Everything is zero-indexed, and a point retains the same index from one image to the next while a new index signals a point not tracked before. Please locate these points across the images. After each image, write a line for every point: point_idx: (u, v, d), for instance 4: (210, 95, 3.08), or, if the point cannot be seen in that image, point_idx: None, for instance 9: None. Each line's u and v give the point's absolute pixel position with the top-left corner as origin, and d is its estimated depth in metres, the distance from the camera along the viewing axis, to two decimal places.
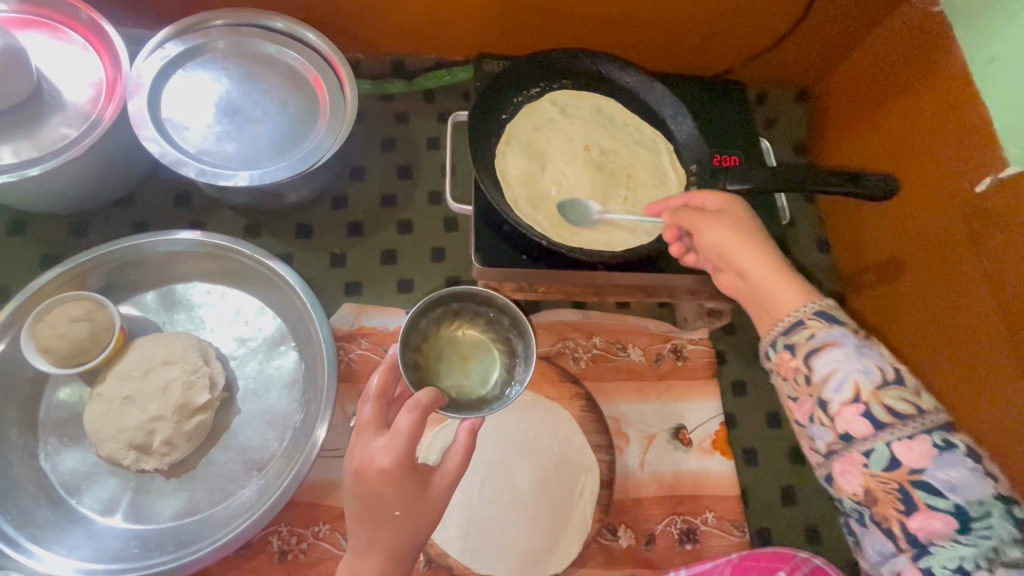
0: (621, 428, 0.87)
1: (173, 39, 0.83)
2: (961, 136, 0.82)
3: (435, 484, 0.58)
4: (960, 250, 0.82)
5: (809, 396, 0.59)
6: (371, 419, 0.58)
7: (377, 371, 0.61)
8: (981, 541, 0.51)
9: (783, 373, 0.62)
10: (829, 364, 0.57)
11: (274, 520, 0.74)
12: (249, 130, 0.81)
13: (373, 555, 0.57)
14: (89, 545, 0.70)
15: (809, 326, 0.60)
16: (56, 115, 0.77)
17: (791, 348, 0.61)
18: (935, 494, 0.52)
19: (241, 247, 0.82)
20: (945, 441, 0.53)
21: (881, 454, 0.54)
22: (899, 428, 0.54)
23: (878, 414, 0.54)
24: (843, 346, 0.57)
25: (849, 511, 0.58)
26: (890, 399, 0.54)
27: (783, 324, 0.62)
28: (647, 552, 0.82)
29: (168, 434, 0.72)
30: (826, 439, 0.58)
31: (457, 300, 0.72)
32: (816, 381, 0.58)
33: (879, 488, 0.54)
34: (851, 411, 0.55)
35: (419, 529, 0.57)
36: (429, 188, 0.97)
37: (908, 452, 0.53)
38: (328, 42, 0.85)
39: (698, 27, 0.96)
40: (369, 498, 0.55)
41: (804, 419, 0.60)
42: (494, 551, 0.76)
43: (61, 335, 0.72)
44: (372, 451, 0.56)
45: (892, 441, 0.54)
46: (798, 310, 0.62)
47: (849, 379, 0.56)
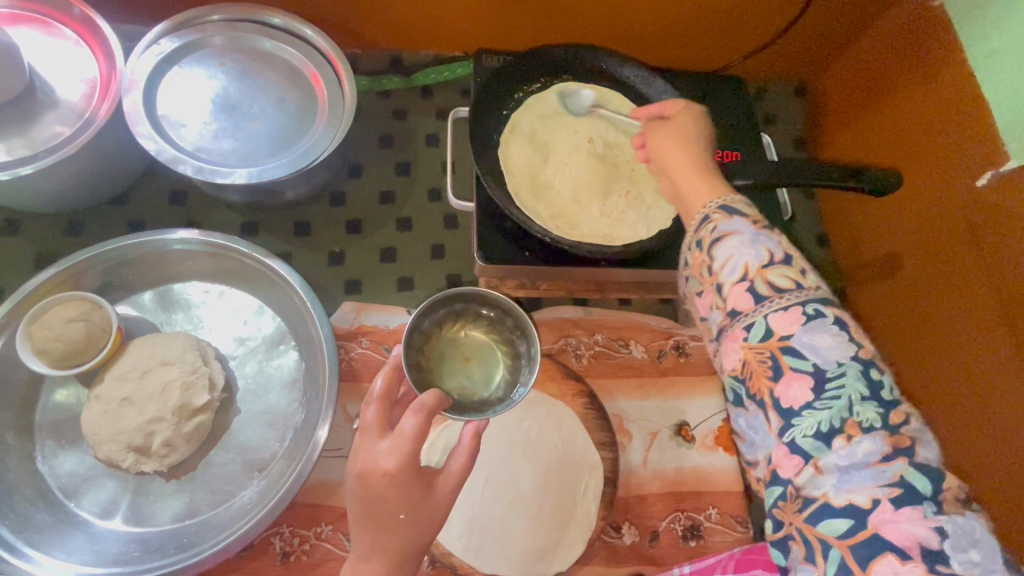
0: (624, 425, 0.87)
1: (168, 35, 0.81)
2: (962, 132, 0.82)
3: (440, 486, 0.58)
4: (959, 247, 0.82)
5: (711, 286, 0.54)
6: (375, 422, 0.58)
7: (380, 372, 0.61)
8: (833, 402, 0.46)
9: (690, 269, 0.57)
10: (726, 253, 0.52)
11: (276, 521, 0.73)
12: (246, 127, 0.80)
13: (377, 559, 0.56)
14: (88, 549, 0.69)
15: (713, 219, 0.55)
16: (49, 112, 0.76)
17: (699, 245, 0.55)
18: (799, 357, 0.47)
19: (239, 246, 0.81)
20: (816, 311, 0.48)
21: (759, 327, 0.49)
22: (776, 301, 0.49)
23: (762, 290, 0.50)
24: (739, 234, 0.53)
25: (726, 391, 0.53)
26: (775, 276, 0.50)
27: (694, 220, 0.57)
28: (651, 550, 0.82)
29: (167, 435, 0.71)
30: (717, 320, 0.53)
31: (459, 301, 0.71)
32: (714, 268, 0.53)
33: (754, 359, 0.49)
34: (739, 290, 0.51)
35: (423, 533, 0.56)
36: (428, 185, 0.96)
37: (783, 320, 0.49)
38: (326, 38, 0.84)
39: (699, 21, 0.95)
40: (375, 500, 0.55)
41: (704, 311, 0.55)
42: (497, 549, 0.76)
43: (57, 336, 0.71)
44: (376, 454, 0.55)
45: (769, 314, 0.49)
46: (705, 206, 0.57)
47: (741, 263, 0.52)
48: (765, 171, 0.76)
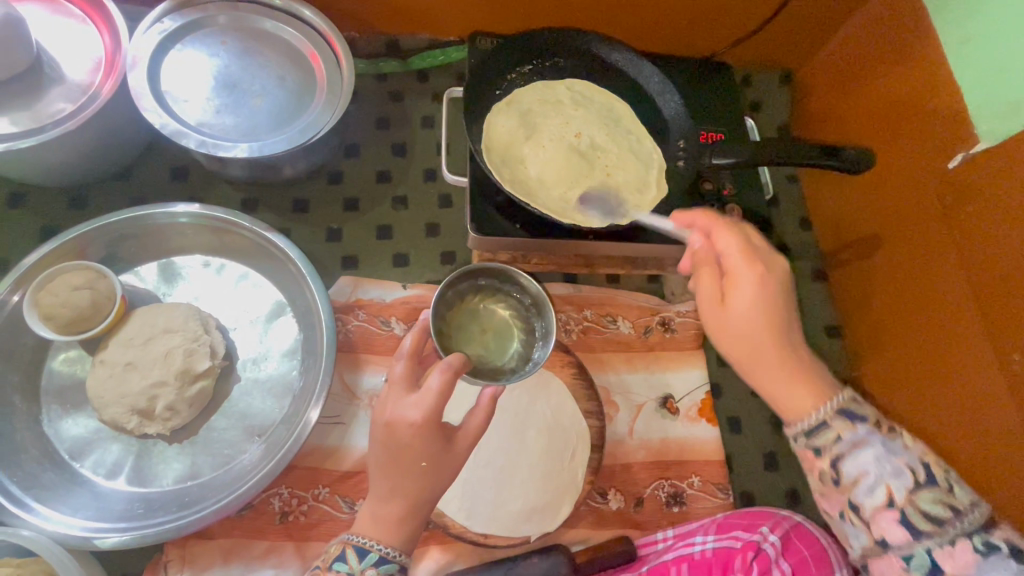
0: (611, 397, 0.90)
1: (170, 13, 0.84)
2: (934, 116, 0.86)
3: (458, 443, 0.62)
4: (930, 225, 0.86)
5: (843, 494, 0.59)
6: (403, 376, 0.62)
7: (409, 331, 0.64)
8: None
9: (806, 471, 0.61)
10: (858, 467, 0.58)
11: (275, 482, 0.76)
12: (247, 104, 0.83)
13: (395, 502, 0.61)
14: (93, 506, 0.71)
15: (831, 426, 0.59)
16: (55, 87, 0.78)
17: (816, 449, 0.60)
18: None
19: (241, 220, 0.83)
20: (987, 544, 0.53)
21: (923, 560, 0.54)
22: (938, 536, 0.54)
23: (918, 523, 0.55)
24: (873, 447, 0.58)
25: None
26: (925, 504, 0.55)
27: (804, 426, 0.60)
28: (636, 514, 0.85)
29: (170, 399, 0.74)
30: (861, 540, 0.58)
31: (482, 276, 0.76)
32: (846, 483, 0.58)
33: None
34: (887, 519, 0.56)
35: (441, 481, 0.61)
36: (423, 166, 0.99)
37: (950, 562, 0.53)
38: (325, 19, 0.87)
39: (687, 9, 0.99)
40: (398, 449, 0.59)
41: (834, 514, 0.60)
42: (487, 511, 0.79)
43: (64, 302, 0.73)
44: (404, 407, 0.60)
45: (932, 549, 0.54)
46: (820, 410, 0.60)
47: (879, 484, 0.57)
48: (744, 150, 0.79)
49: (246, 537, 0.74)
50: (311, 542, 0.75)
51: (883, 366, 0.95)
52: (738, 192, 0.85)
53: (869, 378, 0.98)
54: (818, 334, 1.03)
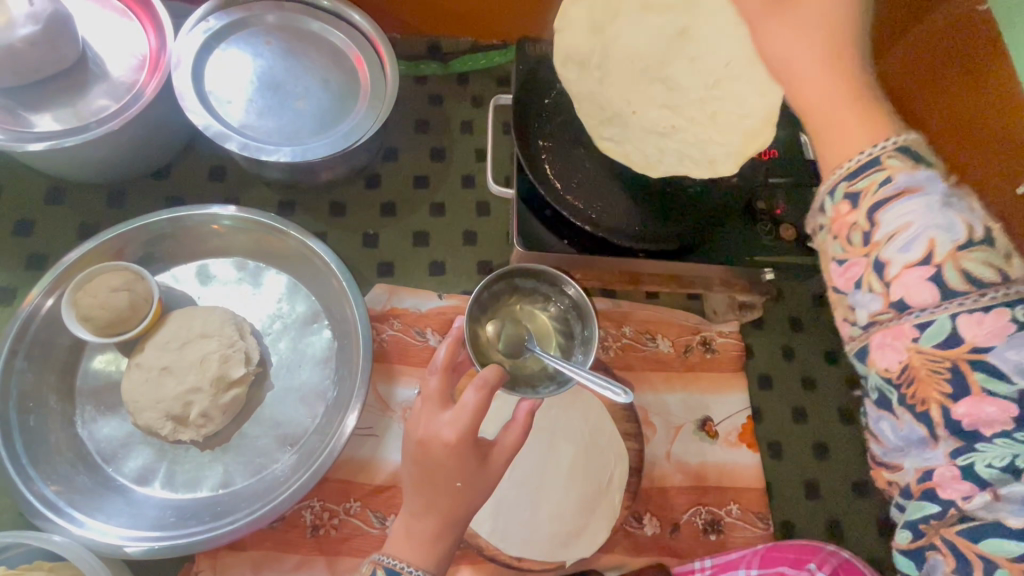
0: (649, 418, 0.88)
1: (216, 12, 0.82)
2: (984, 141, 0.78)
3: (494, 459, 0.61)
4: None
5: (865, 255, 0.46)
6: (437, 392, 0.62)
7: (444, 342, 0.64)
8: None
9: (831, 225, 0.49)
10: (902, 218, 0.44)
11: (307, 495, 0.74)
12: (291, 106, 0.81)
13: (430, 519, 0.59)
14: (126, 512, 0.70)
15: (884, 166, 0.46)
16: (99, 84, 0.77)
17: (853, 198, 0.47)
18: (994, 376, 0.41)
19: (280, 224, 0.82)
20: None
21: (939, 328, 0.42)
22: (973, 298, 0.41)
23: (951, 279, 0.41)
24: (925, 194, 0.43)
25: (872, 390, 0.48)
26: (975, 265, 0.41)
27: (848, 167, 0.48)
28: (672, 541, 0.83)
29: (204, 406, 0.73)
30: (872, 307, 0.46)
31: (518, 277, 0.76)
32: (877, 235, 0.45)
33: (923, 366, 0.43)
34: (915, 276, 0.43)
35: (477, 499, 0.60)
36: (462, 172, 0.97)
37: (975, 327, 0.41)
38: (370, 21, 0.85)
39: None
40: (433, 468, 0.59)
41: (851, 284, 0.47)
42: (522, 534, 0.76)
43: (102, 304, 0.72)
44: (439, 425, 0.60)
45: (958, 315, 0.42)
46: (870, 148, 0.47)
47: (922, 235, 0.43)
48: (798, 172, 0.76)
49: (277, 549, 0.73)
50: (342, 557, 0.74)
51: None
52: (794, 210, 0.82)
53: None
54: None
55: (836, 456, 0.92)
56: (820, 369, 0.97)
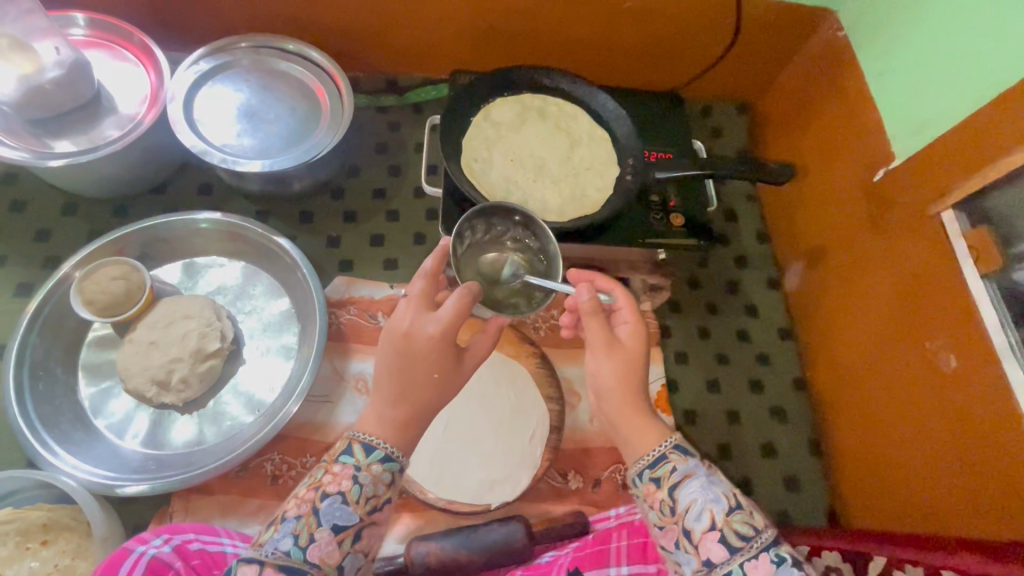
0: (573, 388, 1.00)
1: (206, 57, 1.01)
2: (860, 138, 0.98)
3: (466, 362, 0.71)
4: (861, 234, 0.96)
5: (674, 525, 0.61)
6: (422, 293, 0.70)
7: (431, 254, 0.72)
8: None
9: (647, 502, 0.64)
10: (689, 496, 0.61)
11: (268, 448, 0.87)
12: (263, 129, 0.99)
13: (399, 410, 0.66)
14: (114, 461, 0.83)
15: (670, 459, 0.64)
16: (109, 116, 0.95)
17: (656, 481, 0.64)
18: None
19: (250, 224, 0.98)
20: (780, 556, 0.57)
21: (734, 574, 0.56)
22: (746, 551, 0.57)
23: (730, 539, 0.58)
24: (698, 477, 0.62)
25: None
26: (738, 525, 0.58)
27: (649, 458, 0.66)
28: (593, 494, 0.93)
29: (185, 373, 0.87)
30: (692, 565, 0.59)
31: (494, 213, 0.81)
32: (679, 510, 0.61)
33: None
34: (710, 540, 0.58)
35: (449, 393, 0.69)
36: (414, 184, 1.14)
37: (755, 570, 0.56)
38: (330, 59, 1.03)
39: (647, 51, 1.14)
40: (416, 358, 0.67)
41: (671, 548, 0.61)
42: (454, 482, 0.87)
43: (103, 289, 0.88)
44: (424, 322, 0.68)
45: (743, 563, 0.57)
46: (660, 444, 0.66)
47: (705, 510, 0.60)
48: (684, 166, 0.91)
49: (242, 495, 0.85)
50: None
51: (834, 368, 1.01)
52: (683, 203, 0.96)
53: (818, 383, 1.05)
54: (774, 336, 1.10)
55: (745, 421, 1.03)
56: (733, 346, 1.09)
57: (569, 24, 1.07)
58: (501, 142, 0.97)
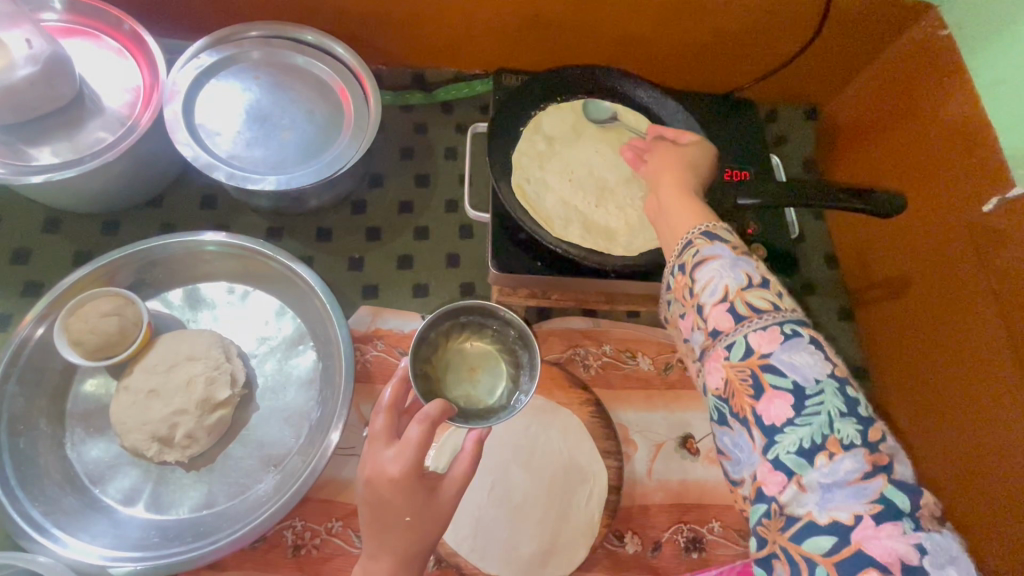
0: (629, 435, 0.88)
1: (208, 49, 0.87)
2: (968, 157, 0.83)
3: (443, 491, 0.61)
4: (965, 269, 0.82)
5: (692, 307, 0.58)
6: (383, 430, 0.61)
7: (389, 383, 0.64)
8: (814, 418, 0.49)
9: (673, 291, 0.61)
10: (708, 275, 0.57)
11: (288, 515, 0.76)
12: (277, 137, 0.85)
13: (384, 558, 0.58)
14: (111, 533, 0.72)
15: (695, 243, 0.60)
16: (95, 119, 0.81)
17: (681, 267, 0.60)
18: (778, 374, 0.51)
19: (264, 249, 0.85)
20: (794, 330, 0.52)
21: (739, 346, 0.53)
22: (755, 321, 0.53)
23: (741, 309, 0.54)
24: (721, 258, 0.57)
25: (713, 411, 0.56)
26: (754, 298, 0.54)
27: (676, 248, 0.62)
28: (653, 560, 0.82)
29: (190, 427, 0.74)
30: (701, 341, 0.57)
31: (464, 313, 0.74)
32: (696, 289, 0.58)
33: (736, 378, 0.53)
34: (720, 311, 0.55)
35: (429, 534, 0.59)
36: (446, 196, 1.00)
37: (759, 338, 0.52)
38: (354, 54, 0.89)
39: (711, 47, 0.99)
40: (381, 506, 0.58)
41: (687, 331, 0.59)
42: (501, 553, 0.78)
43: (93, 329, 0.75)
44: (384, 460, 0.59)
45: (750, 333, 0.53)
46: (689, 232, 0.61)
47: (721, 285, 0.56)
48: (766, 189, 0.79)
49: (257, 569, 0.74)
50: None
51: (925, 418, 0.88)
52: (762, 231, 0.88)
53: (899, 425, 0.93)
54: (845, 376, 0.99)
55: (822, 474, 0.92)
56: None
57: (626, 16, 0.92)
58: (554, 161, 0.86)
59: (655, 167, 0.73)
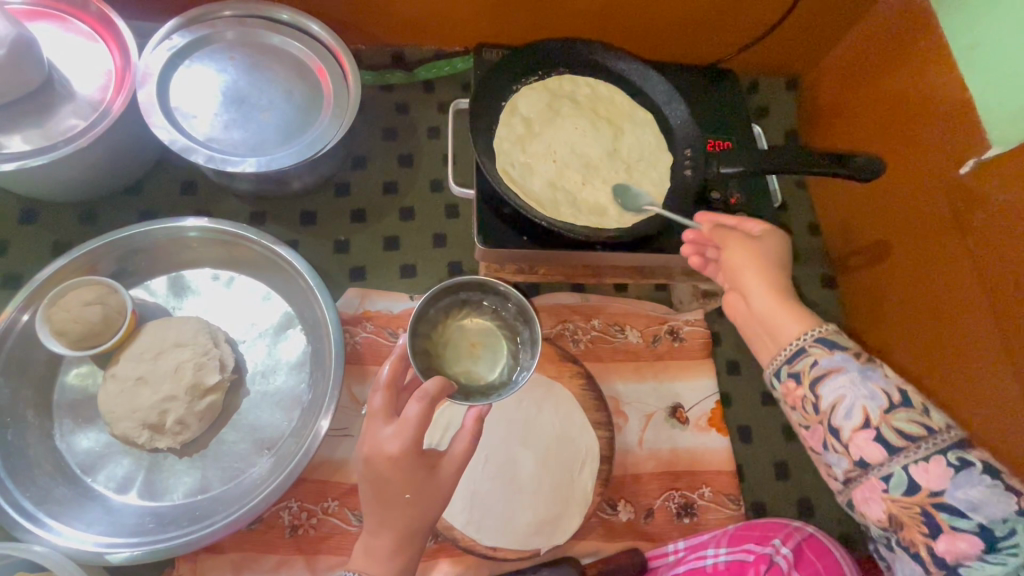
0: (620, 407, 0.89)
1: (180, 30, 0.85)
2: (944, 118, 0.84)
3: (443, 469, 0.61)
4: (940, 229, 0.84)
5: (818, 423, 0.59)
6: (381, 408, 0.61)
7: (387, 360, 0.64)
8: (1010, 558, 0.50)
9: (787, 400, 0.62)
10: (836, 392, 0.58)
11: (284, 496, 0.77)
12: (255, 118, 0.84)
13: (386, 534, 0.60)
14: (105, 521, 0.72)
15: (811, 353, 0.60)
16: (66, 105, 0.79)
17: (796, 377, 0.61)
18: (956, 514, 0.52)
19: (247, 232, 0.84)
20: (961, 460, 0.52)
21: (899, 479, 0.54)
22: (914, 451, 0.54)
23: (891, 438, 0.55)
24: (847, 372, 0.58)
25: (878, 536, 0.58)
26: (901, 423, 0.55)
27: (784, 354, 0.62)
28: (646, 526, 0.84)
29: (181, 413, 0.74)
30: (842, 466, 0.58)
31: (465, 290, 0.75)
32: (824, 407, 0.58)
33: (901, 513, 0.54)
34: (863, 438, 0.56)
35: (429, 510, 0.60)
36: (430, 176, 0.99)
37: (925, 475, 0.53)
38: (331, 32, 0.87)
39: (692, 18, 0.99)
40: (381, 482, 0.58)
41: (819, 447, 0.60)
42: (496, 525, 0.80)
43: (75, 318, 0.74)
44: (383, 438, 0.59)
45: (908, 466, 0.54)
46: (799, 339, 0.62)
47: (855, 406, 0.57)
48: (750, 157, 0.79)
49: (256, 550, 0.75)
50: (321, 555, 0.76)
51: (900, 373, 0.91)
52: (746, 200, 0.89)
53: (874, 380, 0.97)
54: None
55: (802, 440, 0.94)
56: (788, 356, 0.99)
57: None
58: (538, 138, 0.86)
59: (734, 262, 0.69)
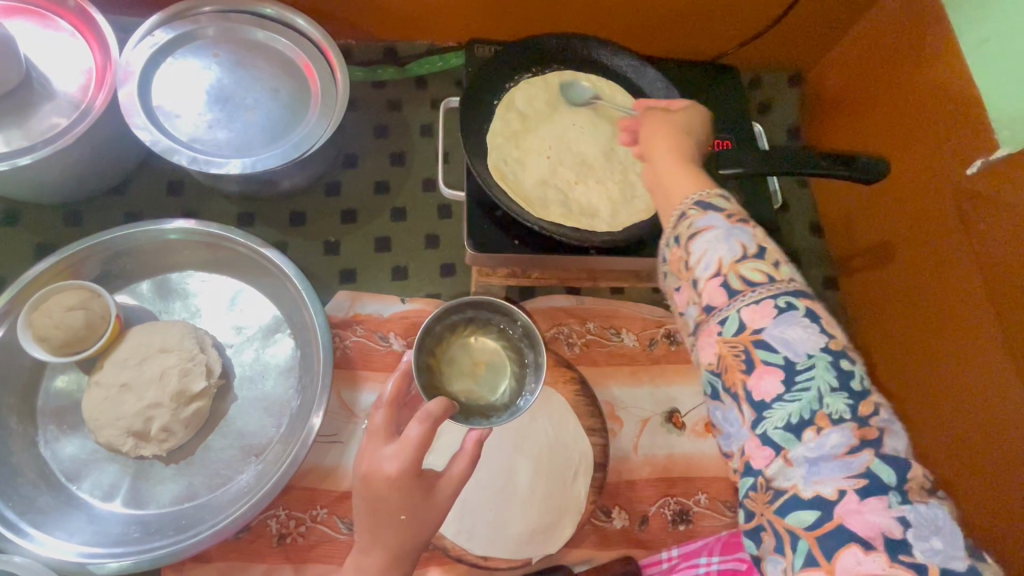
0: (615, 412, 0.88)
1: (162, 26, 0.82)
2: (952, 118, 0.81)
3: (440, 490, 0.59)
4: (946, 234, 0.81)
5: (686, 281, 0.53)
6: (382, 426, 0.61)
7: (391, 377, 0.64)
8: (806, 392, 0.45)
9: (668, 266, 0.55)
10: (703, 248, 0.51)
11: (271, 504, 0.75)
12: (240, 117, 0.81)
13: (377, 551, 0.58)
14: (89, 530, 0.71)
15: (689, 215, 0.54)
16: (46, 104, 0.77)
17: (677, 241, 0.54)
18: (772, 353, 0.47)
19: (233, 235, 0.82)
20: (786, 304, 0.48)
21: (732, 321, 0.48)
22: (747, 296, 0.49)
23: (734, 285, 0.49)
24: (715, 230, 0.51)
25: (704, 385, 0.51)
26: (747, 272, 0.49)
27: (672, 220, 0.55)
28: (641, 533, 0.83)
29: (166, 420, 0.73)
30: (694, 315, 0.52)
31: (472, 307, 0.73)
32: (691, 263, 0.52)
33: (729, 355, 0.48)
34: (714, 286, 0.50)
35: (422, 532, 0.58)
36: (422, 175, 0.97)
37: (752, 315, 0.48)
38: (318, 28, 0.85)
39: (692, 12, 0.96)
40: (377, 500, 0.57)
41: (681, 306, 0.54)
42: (487, 534, 0.78)
43: (58, 324, 0.72)
44: (382, 458, 0.58)
45: (741, 308, 0.48)
46: (682, 203, 0.55)
47: (714, 259, 0.51)
48: (753, 161, 0.75)
49: (243, 559, 0.74)
50: (310, 564, 0.75)
51: (904, 380, 0.89)
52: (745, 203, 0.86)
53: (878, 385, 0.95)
54: None
55: None
56: None
57: None
58: (532, 137, 0.83)
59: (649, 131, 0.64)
